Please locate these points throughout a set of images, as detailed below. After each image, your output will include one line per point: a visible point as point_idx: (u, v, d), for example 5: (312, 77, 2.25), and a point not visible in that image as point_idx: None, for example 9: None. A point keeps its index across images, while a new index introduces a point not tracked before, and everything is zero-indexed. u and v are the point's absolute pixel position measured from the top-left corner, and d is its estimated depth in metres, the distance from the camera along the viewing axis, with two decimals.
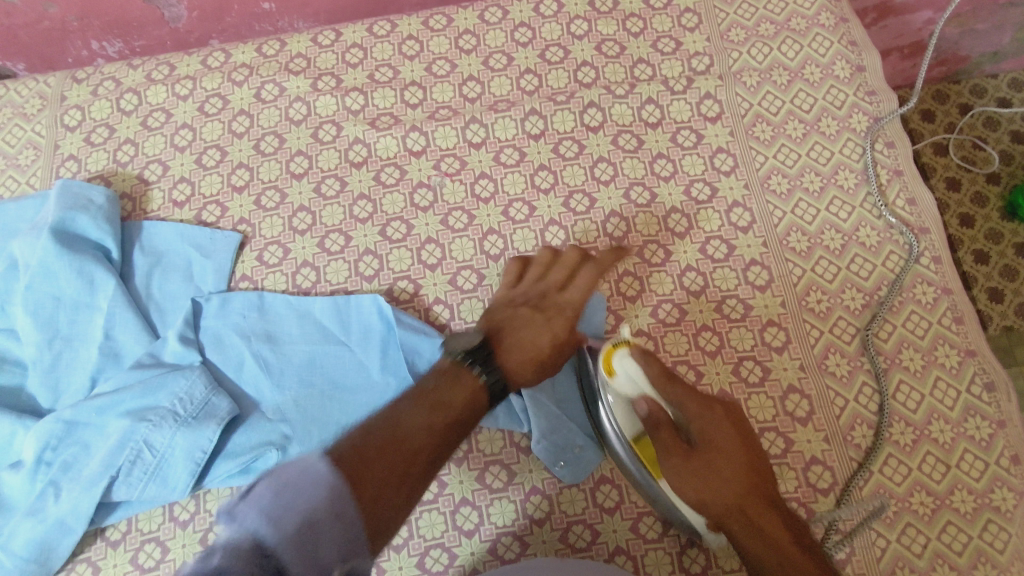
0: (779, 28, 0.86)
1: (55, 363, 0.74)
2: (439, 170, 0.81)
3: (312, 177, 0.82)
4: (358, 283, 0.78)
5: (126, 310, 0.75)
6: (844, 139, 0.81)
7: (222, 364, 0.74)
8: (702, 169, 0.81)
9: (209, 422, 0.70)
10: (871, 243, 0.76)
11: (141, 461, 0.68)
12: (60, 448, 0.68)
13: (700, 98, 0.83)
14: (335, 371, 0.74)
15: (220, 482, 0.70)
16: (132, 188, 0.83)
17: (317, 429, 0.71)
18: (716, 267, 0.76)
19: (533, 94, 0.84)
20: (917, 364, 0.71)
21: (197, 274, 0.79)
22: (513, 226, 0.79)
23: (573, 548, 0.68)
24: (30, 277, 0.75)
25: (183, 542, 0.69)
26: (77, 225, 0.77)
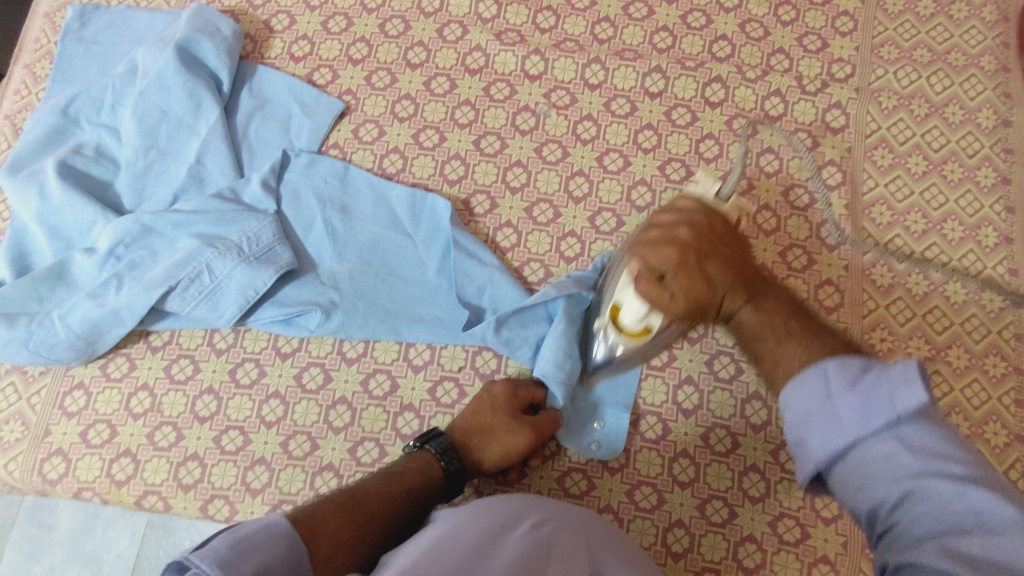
0: (935, 57, 0.81)
1: (147, 171, 0.77)
2: (548, 100, 0.81)
3: (425, 71, 0.83)
4: (439, 184, 0.79)
5: (221, 141, 0.78)
6: (964, 189, 0.77)
7: (294, 220, 0.76)
8: (808, 175, 0.77)
9: (268, 267, 0.72)
10: (956, 300, 0.73)
11: (199, 282, 0.71)
12: (132, 246, 0.72)
13: (829, 105, 0.80)
14: (394, 258, 0.75)
15: (261, 324, 0.73)
16: (256, 31, 0.85)
17: (363, 305, 0.73)
18: (790, 275, 0.74)
19: (663, 53, 0.82)
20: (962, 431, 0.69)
21: (293, 128, 0.81)
22: (603, 175, 0.78)
23: (566, 492, 0.70)
24: (145, 84, 0.78)
25: (214, 367, 0.73)
26: (199, 48, 0.80)
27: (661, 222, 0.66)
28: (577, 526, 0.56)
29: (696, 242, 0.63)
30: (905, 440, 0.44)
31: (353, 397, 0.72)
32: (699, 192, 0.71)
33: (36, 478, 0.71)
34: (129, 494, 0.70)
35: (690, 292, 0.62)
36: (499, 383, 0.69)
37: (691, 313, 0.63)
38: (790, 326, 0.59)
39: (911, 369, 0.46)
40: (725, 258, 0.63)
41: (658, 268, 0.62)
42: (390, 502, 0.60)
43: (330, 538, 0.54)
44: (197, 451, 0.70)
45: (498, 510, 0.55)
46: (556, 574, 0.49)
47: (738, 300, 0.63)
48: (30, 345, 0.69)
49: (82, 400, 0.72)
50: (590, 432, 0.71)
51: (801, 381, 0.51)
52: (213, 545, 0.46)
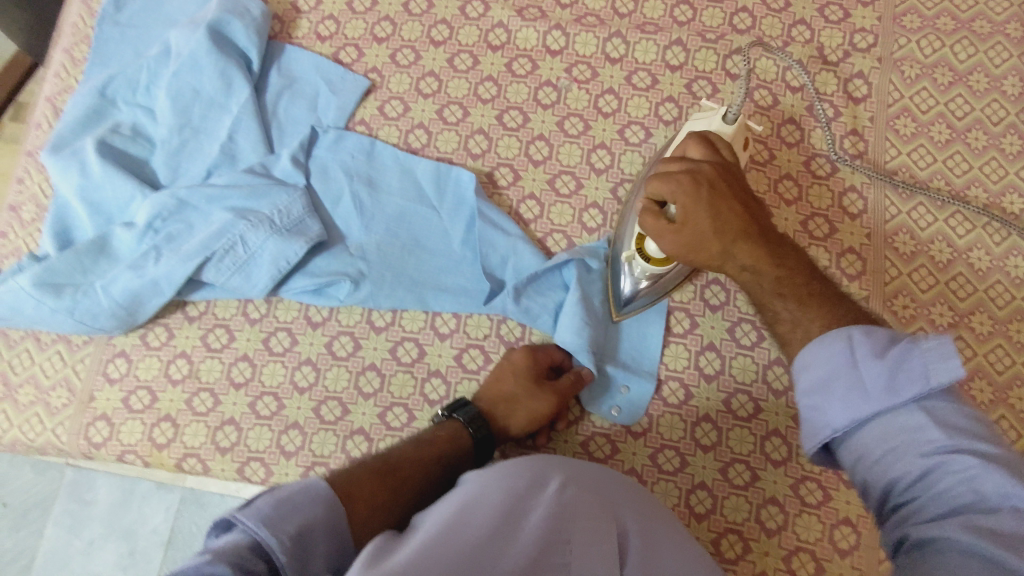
0: (959, 25, 0.80)
1: (181, 148, 0.80)
2: (569, 74, 0.82)
3: (448, 48, 0.84)
4: (463, 158, 0.81)
5: (251, 118, 0.80)
6: (989, 157, 0.76)
7: (323, 194, 0.79)
8: (830, 146, 0.78)
9: (299, 239, 0.74)
10: (979, 267, 0.73)
11: (233, 253, 0.74)
12: (169, 220, 0.75)
13: (851, 74, 0.80)
14: (420, 230, 0.77)
15: (293, 294, 0.75)
16: (284, 12, 0.88)
17: (391, 276, 0.76)
18: (812, 243, 0.75)
19: (684, 26, 0.82)
20: (986, 396, 0.69)
21: (321, 105, 0.83)
22: (624, 147, 0.79)
23: (591, 456, 0.71)
24: (179, 64, 0.80)
25: (249, 336, 0.76)
26: (230, 29, 0.82)
27: (689, 155, 0.62)
28: (599, 485, 0.57)
29: (715, 178, 0.58)
30: (929, 414, 0.44)
31: (381, 364, 0.74)
32: (704, 127, 0.68)
33: (82, 442, 0.74)
34: (170, 457, 0.73)
35: (695, 220, 0.56)
36: (519, 351, 0.71)
37: (688, 248, 0.58)
38: (812, 287, 0.55)
39: (947, 343, 0.44)
40: (743, 207, 0.58)
41: (669, 198, 0.57)
42: (422, 468, 0.62)
43: (366, 502, 0.56)
44: (234, 415, 0.73)
45: (520, 471, 0.56)
46: (581, 534, 0.50)
47: (748, 245, 0.56)
48: (74, 315, 0.73)
49: (124, 367, 0.76)
50: (614, 398, 0.72)
51: (823, 343, 0.49)
52: (257, 505, 0.48)
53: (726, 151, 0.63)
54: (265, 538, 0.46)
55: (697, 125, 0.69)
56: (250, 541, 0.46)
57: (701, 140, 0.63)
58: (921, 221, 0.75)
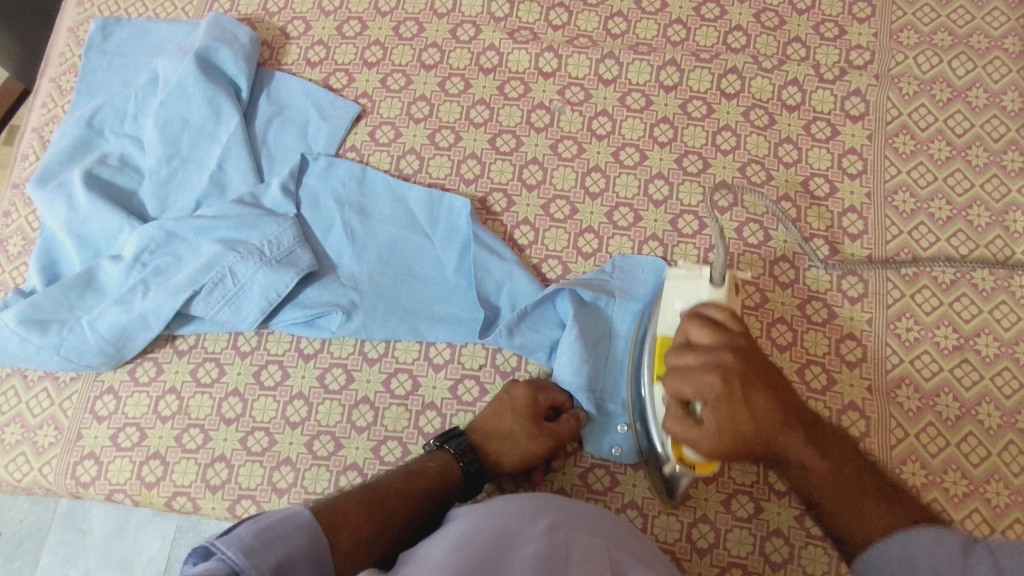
0: (956, 40, 0.79)
1: (170, 179, 0.79)
2: (562, 97, 0.81)
3: (439, 71, 0.83)
4: (455, 183, 0.79)
5: (240, 148, 0.79)
6: (990, 174, 0.75)
7: (313, 222, 0.77)
8: (828, 165, 0.77)
9: (289, 270, 0.73)
10: (983, 287, 0.72)
11: (222, 285, 0.72)
12: (157, 252, 0.74)
13: (848, 92, 0.78)
14: (412, 258, 0.76)
15: (284, 326, 0.74)
16: (273, 38, 0.87)
17: (383, 307, 0.74)
18: (811, 265, 0.73)
19: (678, 46, 0.81)
20: (994, 421, 0.67)
21: (311, 133, 0.82)
22: (619, 170, 0.78)
23: (589, 488, 0.69)
24: (166, 94, 0.79)
25: (238, 370, 0.74)
26: (218, 57, 0.81)
27: (696, 341, 0.56)
28: (596, 525, 0.56)
29: (740, 366, 0.54)
30: None
31: (375, 397, 0.73)
32: (692, 298, 0.60)
33: (70, 481, 0.72)
34: (159, 496, 0.71)
35: (740, 422, 0.53)
36: (521, 386, 0.69)
37: (733, 452, 0.54)
38: (865, 480, 0.53)
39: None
40: (771, 390, 0.54)
41: (696, 397, 0.53)
42: (410, 500, 0.60)
43: (351, 533, 0.54)
44: (224, 452, 0.72)
45: (515, 511, 0.56)
46: (574, 574, 0.49)
47: (790, 436, 0.54)
48: (61, 351, 0.71)
49: (112, 404, 0.74)
50: (615, 435, 0.70)
51: (904, 542, 0.48)
52: (239, 532, 0.48)
53: (733, 323, 0.57)
54: (243, 568, 0.46)
55: (680, 289, 0.61)
56: (228, 570, 0.45)
57: (707, 323, 0.56)
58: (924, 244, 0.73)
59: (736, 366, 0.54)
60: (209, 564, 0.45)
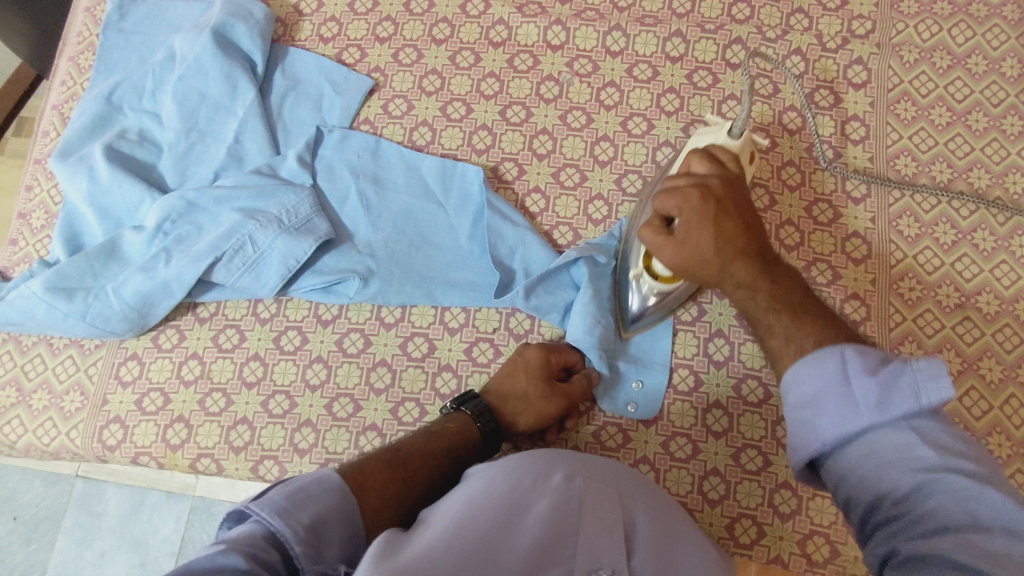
0: (956, 9, 0.81)
1: (188, 152, 0.81)
2: (570, 69, 0.83)
3: (450, 46, 0.85)
4: (467, 154, 0.81)
5: (257, 120, 0.81)
6: (990, 138, 0.77)
7: (329, 192, 0.79)
8: (831, 132, 0.78)
9: (307, 237, 0.75)
10: (984, 247, 0.73)
11: (242, 253, 0.74)
12: (178, 222, 0.76)
13: (851, 61, 0.80)
14: (427, 226, 0.78)
15: (302, 293, 0.76)
16: (286, 15, 0.88)
17: (399, 273, 0.76)
18: (816, 228, 0.75)
19: (683, 18, 0.83)
20: (995, 375, 0.69)
21: (325, 106, 0.84)
22: (628, 139, 0.80)
23: (602, 445, 0.71)
24: (184, 69, 0.81)
25: (259, 336, 0.76)
26: (234, 32, 0.83)
27: (693, 172, 0.60)
28: (608, 476, 0.58)
29: (722, 195, 0.57)
30: (918, 432, 0.43)
31: (392, 360, 0.75)
32: (710, 140, 0.65)
33: (97, 445, 0.74)
34: (184, 458, 0.73)
35: (706, 235, 0.54)
36: (533, 348, 0.71)
37: (691, 267, 0.56)
38: (807, 306, 0.54)
39: (937, 364, 0.44)
40: (743, 220, 0.56)
41: (675, 212, 0.56)
42: (431, 460, 0.62)
43: (378, 492, 0.56)
44: (246, 415, 0.74)
45: (531, 462, 0.57)
46: (589, 523, 0.52)
47: (748, 264, 0.55)
48: (87, 318, 0.73)
49: (136, 369, 0.76)
50: (630, 393, 0.72)
51: (814, 360, 0.49)
52: (271, 496, 0.49)
53: (733, 165, 0.62)
54: (279, 529, 0.47)
55: (703, 138, 0.66)
56: (264, 532, 0.47)
57: (707, 155, 0.60)
58: (925, 202, 0.75)
59: (721, 190, 0.57)
60: (245, 529, 0.47)
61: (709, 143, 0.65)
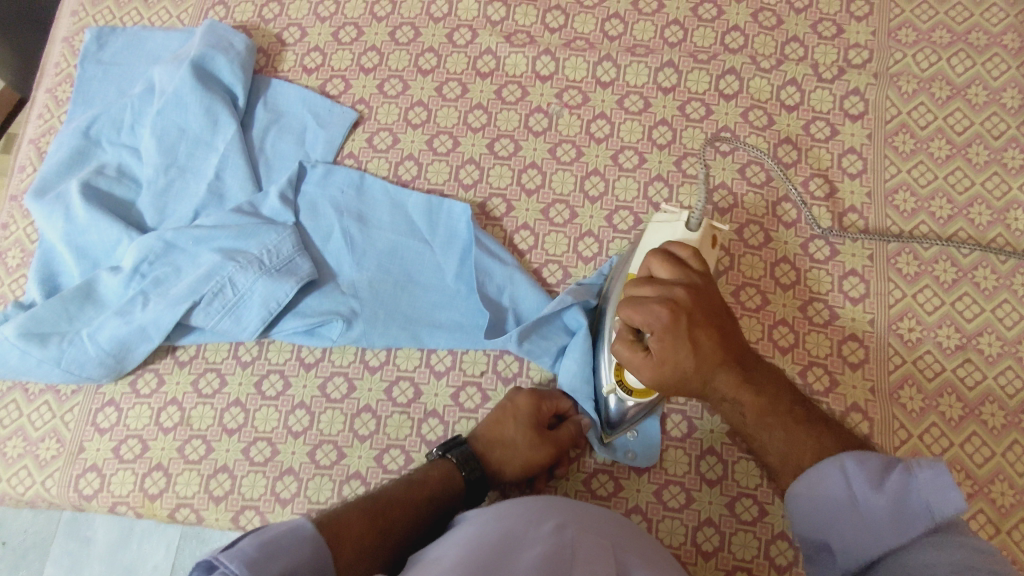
0: (955, 37, 0.79)
1: (167, 189, 0.79)
2: (559, 100, 0.81)
3: (436, 76, 0.83)
4: (454, 189, 0.79)
5: (238, 156, 0.79)
6: (991, 172, 0.75)
7: (312, 231, 0.77)
8: (827, 165, 0.76)
9: (289, 278, 0.73)
10: (985, 286, 0.71)
11: (222, 295, 0.72)
12: (156, 264, 0.74)
13: (847, 92, 0.78)
14: (413, 265, 0.76)
15: (284, 336, 0.74)
16: (268, 45, 0.86)
17: (383, 314, 0.74)
18: (812, 266, 0.73)
19: (675, 47, 0.81)
20: (998, 421, 0.67)
21: (308, 140, 0.82)
22: (619, 173, 0.78)
23: (593, 494, 0.69)
24: (163, 103, 0.79)
25: (240, 380, 0.74)
26: (214, 65, 0.81)
27: (657, 276, 0.59)
28: (602, 526, 0.56)
29: (691, 305, 0.57)
30: (932, 544, 0.47)
31: (377, 405, 0.72)
32: (667, 237, 0.64)
33: (73, 494, 0.72)
34: (162, 508, 0.71)
35: (682, 351, 0.56)
36: (523, 393, 0.69)
37: (670, 383, 0.57)
38: (796, 413, 0.56)
39: (938, 471, 0.48)
40: (715, 331, 0.57)
41: (644, 327, 0.56)
42: (411, 510, 0.60)
43: (353, 544, 0.55)
44: (226, 462, 0.71)
45: (523, 512, 0.56)
46: (580, 574, 0.49)
47: (728, 374, 0.57)
48: (62, 363, 0.71)
49: (114, 416, 0.74)
50: (625, 441, 0.70)
51: (818, 474, 0.52)
52: (242, 546, 0.47)
53: (696, 262, 0.60)
54: None
55: (659, 232, 0.65)
56: None
57: (668, 258, 0.60)
58: (923, 239, 0.73)
59: (690, 301, 0.57)
60: None
61: (668, 238, 0.64)
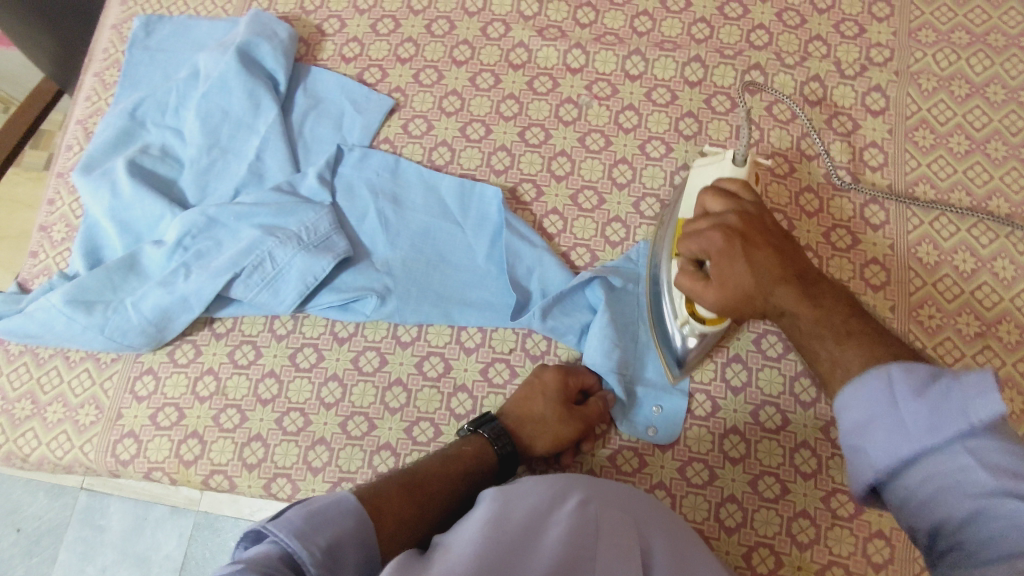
0: (974, 38, 0.82)
1: (209, 168, 0.81)
2: (589, 92, 0.83)
3: (470, 67, 0.86)
4: (486, 174, 0.82)
5: (279, 138, 0.82)
6: (1009, 167, 0.77)
7: (348, 210, 0.80)
8: (849, 158, 0.78)
9: (326, 254, 0.75)
10: (1005, 276, 0.73)
11: (261, 270, 0.74)
12: (198, 238, 0.76)
13: (869, 88, 0.81)
14: (445, 246, 0.78)
15: (320, 310, 0.76)
16: (309, 35, 0.90)
17: (416, 291, 0.76)
18: (835, 254, 0.75)
19: (702, 43, 0.84)
20: (1017, 406, 0.69)
21: (346, 125, 0.85)
22: (646, 162, 0.80)
23: (618, 470, 0.71)
24: (208, 86, 0.82)
25: (275, 352, 0.76)
26: (258, 51, 0.84)
27: (711, 210, 0.61)
28: (624, 502, 0.57)
29: (745, 227, 0.57)
30: (973, 452, 0.42)
31: (408, 379, 0.74)
32: (716, 174, 0.68)
33: (110, 459, 0.74)
34: (196, 474, 0.73)
35: (745, 270, 0.55)
36: (551, 370, 0.71)
37: (734, 303, 0.57)
38: (852, 326, 0.51)
39: (987, 377, 0.41)
40: (776, 249, 0.56)
41: (702, 254, 0.58)
42: (447, 484, 0.62)
43: (394, 516, 0.56)
44: (260, 431, 0.73)
45: (546, 487, 0.57)
46: (604, 551, 0.51)
47: (789, 289, 0.54)
48: (105, 331, 0.73)
49: (152, 384, 0.76)
50: (648, 417, 0.72)
51: (858, 382, 0.47)
52: (289, 516, 0.49)
53: (746, 193, 0.62)
54: (297, 550, 0.47)
55: (706, 173, 0.70)
56: (282, 553, 0.47)
57: (720, 192, 0.62)
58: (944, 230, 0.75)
59: (744, 223, 0.58)
60: (261, 548, 0.47)
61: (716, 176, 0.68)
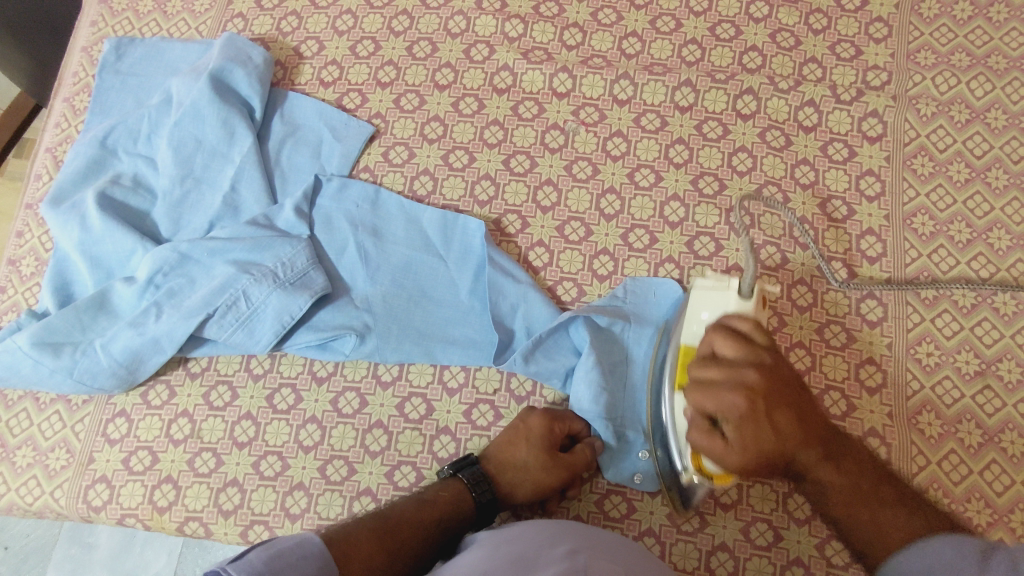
0: (975, 61, 0.79)
1: (182, 200, 0.79)
2: (576, 117, 0.81)
3: (453, 91, 0.83)
4: (469, 205, 0.79)
5: (254, 168, 0.79)
6: (1010, 197, 0.74)
7: (327, 244, 0.77)
8: (845, 187, 0.76)
9: (302, 292, 0.72)
10: (1006, 311, 0.71)
11: (235, 308, 0.72)
12: (171, 274, 0.73)
13: (866, 113, 0.78)
14: (426, 280, 0.75)
15: (297, 349, 0.73)
16: (286, 57, 0.87)
17: (397, 329, 0.74)
18: (830, 289, 0.72)
19: (692, 66, 0.81)
20: (1018, 449, 0.66)
21: (324, 153, 0.82)
22: (635, 191, 0.77)
23: (605, 515, 0.68)
24: (180, 115, 0.79)
25: (251, 393, 0.74)
26: (232, 77, 0.81)
27: (721, 353, 0.55)
28: (618, 553, 0.54)
29: (767, 386, 0.53)
30: None
31: (388, 421, 0.72)
32: (719, 305, 0.59)
33: (81, 505, 0.72)
34: (171, 520, 0.70)
35: (766, 438, 0.52)
36: (537, 415, 0.68)
37: (758, 467, 0.54)
38: (882, 493, 0.53)
39: None
40: (794, 405, 0.53)
41: (719, 414, 0.53)
42: (420, 532, 0.60)
43: (362, 561, 0.55)
44: (236, 476, 0.71)
45: (535, 536, 0.55)
46: None
47: (811, 452, 0.54)
48: (74, 374, 0.71)
49: (124, 427, 0.74)
50: (636, 464, 0.69)
51: None
52: (250, 559, 0.49)
53: (760, 335, 0.55)
54: None
55: (708, 297, 0.60)
56: None
57: (732, 334, 0.55)
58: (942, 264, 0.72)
59: (764, 384, 0.53)
60: None
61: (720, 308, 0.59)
